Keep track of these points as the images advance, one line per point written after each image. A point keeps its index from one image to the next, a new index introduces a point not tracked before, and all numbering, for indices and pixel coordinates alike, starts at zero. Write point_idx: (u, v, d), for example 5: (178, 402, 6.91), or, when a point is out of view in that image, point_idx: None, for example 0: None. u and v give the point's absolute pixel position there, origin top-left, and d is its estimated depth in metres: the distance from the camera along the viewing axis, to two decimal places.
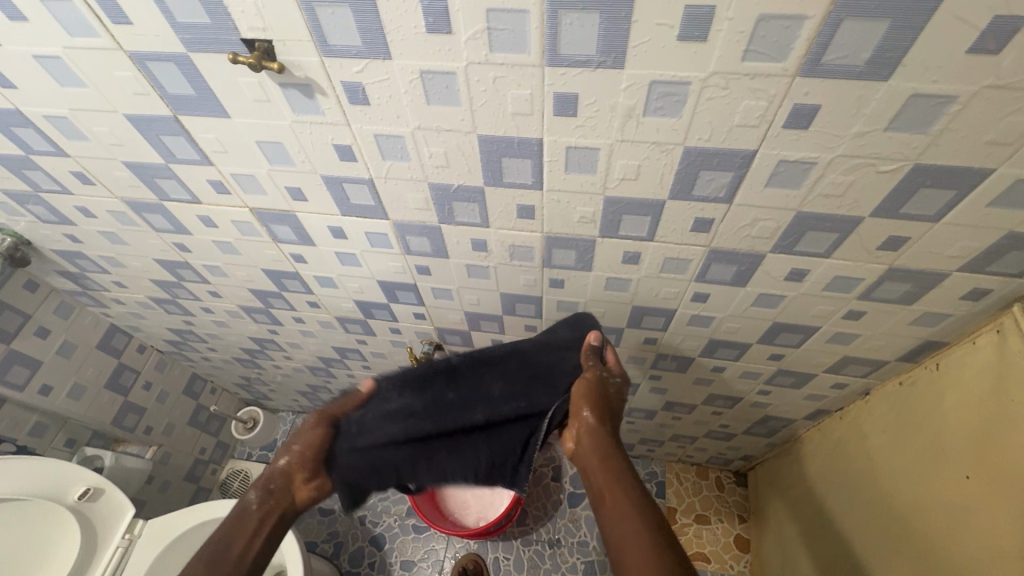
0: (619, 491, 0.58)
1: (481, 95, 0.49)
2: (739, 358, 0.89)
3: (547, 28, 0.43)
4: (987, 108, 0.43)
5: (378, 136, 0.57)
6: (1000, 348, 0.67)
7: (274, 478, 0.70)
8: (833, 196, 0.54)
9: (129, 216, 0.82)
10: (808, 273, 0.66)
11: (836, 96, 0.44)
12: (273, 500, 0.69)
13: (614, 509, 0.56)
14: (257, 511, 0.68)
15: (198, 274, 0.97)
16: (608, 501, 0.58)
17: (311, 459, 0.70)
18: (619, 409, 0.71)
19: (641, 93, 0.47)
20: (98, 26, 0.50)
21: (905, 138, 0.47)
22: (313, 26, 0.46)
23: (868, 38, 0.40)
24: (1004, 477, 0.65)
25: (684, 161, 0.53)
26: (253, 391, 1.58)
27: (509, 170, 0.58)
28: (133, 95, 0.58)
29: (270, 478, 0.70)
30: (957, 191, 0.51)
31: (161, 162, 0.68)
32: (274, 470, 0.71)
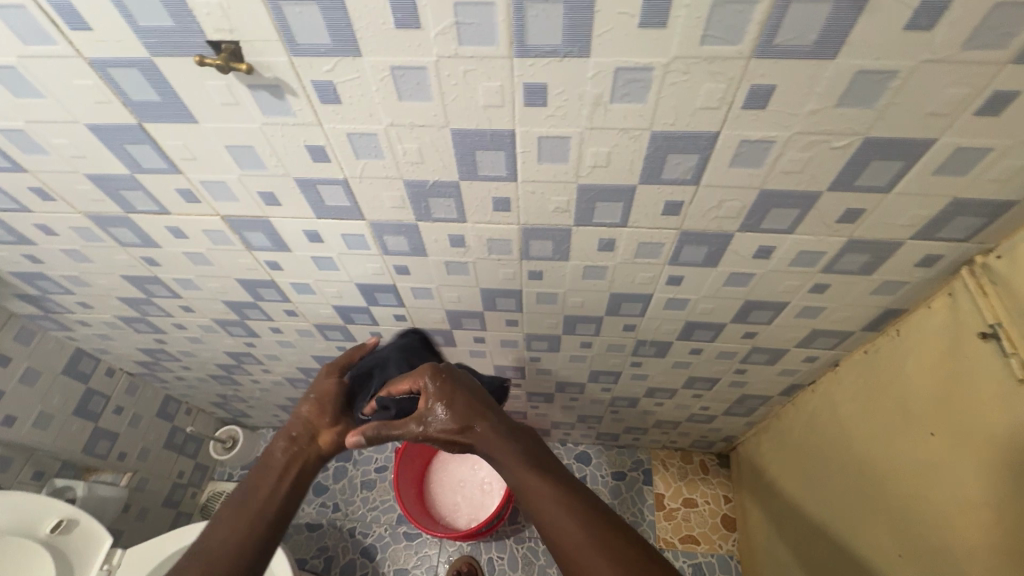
0: (546, 491, 0.57)
1: (452, 89, 0.50)
2: (715, 338, 0.92)
3: (513, 20, 0.44)
4: (925, 81, 0.46)
5: (351, 135, 0.57)
6: (953, 310, 0.71)
7: (296, 426, 0.72)
8: (792, 173, 0.57)
9: (93, 231, 0.80)
10: (774, 250, 0.69)
11: (790, 77, 0.47)
12: (297, 447, 0.71)
13: (556, 515, 0.55)
14: (278, 464, 0.68)
15: (169, 288, 0.94)
16: (539, 499, 0.57)
17: (328, 402, 0.76)
18: (461, 398, 0.69)
19: (608, 81, 0.48)
20: (55, 33, 0.49)
21: (854, 114, 0.50)
22: (281, 25, 0.46)
23: (814, 20, 0.42)
24: (967, 434, 0.68)
25: (651, 146, 0.55)
26: (231, 408, 1.54)
27: (483, 163, 0.59)
28: (96, 104, 0.56)
29: (292, 427, 0.72)
30: (905, 162, 0.54)
31: (126, 173, 0.66)
32: (295, 419, 0.73)
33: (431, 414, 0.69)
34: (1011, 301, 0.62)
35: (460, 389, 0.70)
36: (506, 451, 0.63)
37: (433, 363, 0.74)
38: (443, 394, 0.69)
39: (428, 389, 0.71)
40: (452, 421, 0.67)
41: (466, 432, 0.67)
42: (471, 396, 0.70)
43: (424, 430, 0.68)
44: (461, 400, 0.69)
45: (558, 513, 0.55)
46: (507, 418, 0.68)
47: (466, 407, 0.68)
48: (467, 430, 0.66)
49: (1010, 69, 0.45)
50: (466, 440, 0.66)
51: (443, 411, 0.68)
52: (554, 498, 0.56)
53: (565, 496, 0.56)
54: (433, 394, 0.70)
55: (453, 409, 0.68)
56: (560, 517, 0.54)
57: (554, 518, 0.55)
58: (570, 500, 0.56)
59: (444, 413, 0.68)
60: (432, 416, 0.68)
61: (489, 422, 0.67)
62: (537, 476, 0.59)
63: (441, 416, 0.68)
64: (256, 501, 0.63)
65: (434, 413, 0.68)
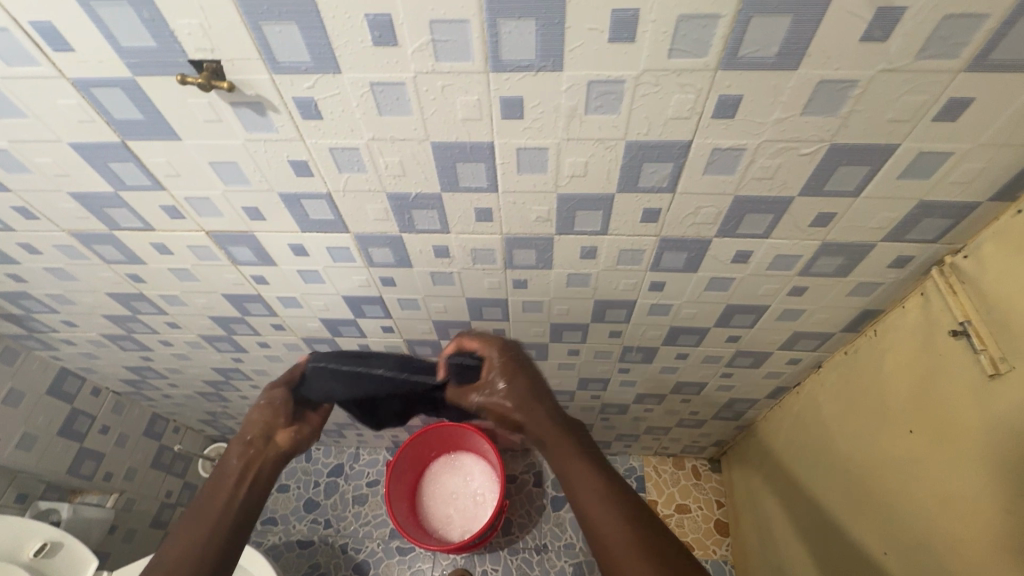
0: (590, 485, 0.57)
1: (431, 103, 0.52)
2: (700, 343, 0.94)
3: (487, 37, 0.45)
4: (884, 90, 0.48)
5: (333, 150, 0.58)
6: (926, 309, 0.73)
7: (250, 430, 0.72)
8: (765, 179, 0.58)
9: (77, 249, 0.80)
10: (752, 255, 0.71)
11: (756, 87, 0.49)
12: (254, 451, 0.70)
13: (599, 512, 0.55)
14: (233, 471, 0.67)
15: (154, 305, 0.94)
16: (582, 492, 0.57)
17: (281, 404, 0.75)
18: (525, 375, 0.71)
19: (582, 94, 0.50)
20: (38, 54, 0.50)
21: (819, 121, 0.52)
22: (261, 44, 0.47)
23: (774, 33, 0.44)
24: (945, 430, 0.69)
25: (627, 156, 0.56)
26: (220, 425, 1.53)
27: (464, 175, 0.60)
28: (79, 123, 0.57)
29: (246, 432, 0.71)
30: (870, 166, 0.56)
31: (110, 190, 0.67)
32: (249, 423, 0.72)
33: (492, 384, 0.72)
34: (979, 298, 0.64)
35: (523, 370, 0.72)
36: (557, 434, 0.63)
37: (497, 340, 0.76)
38: (510, 368, 0.72)
39: (493, 361, 0.73)
40: (509, 397, 0.69)
41: (521, 410, 0.67)
42: (532, 378, 0.71)
43: (486, 398, 0.71)
44: (522, 380, 0.70)
45: (600, 510, 0.55)
46: (562, 408, 0.67)
47: (524, 389, 0.69)
48: (521, 408, 0.67)
49: (963, 76, 0.47)
50: (518, 417, 0.67)
51: (503, 384, 0.70)
52: (597, 493, 0.56)
53: (606, 491, 0.56)
54: (496, 366, 0.73)
55: (516, 381, 0.70)
56: (600, 510, 0.55)
57: (599, 515, 0.55)
58: (613, 494, 0.56)
59: (503, 386, 0.70)
60: (493, 387, 0.71)
61: (545, 407, 0.66)
62: (583, 469, 0.59)
63: (501, 388, 0.70)
64: (215, 507, 0.63)
65: (495, 383, 0.71)
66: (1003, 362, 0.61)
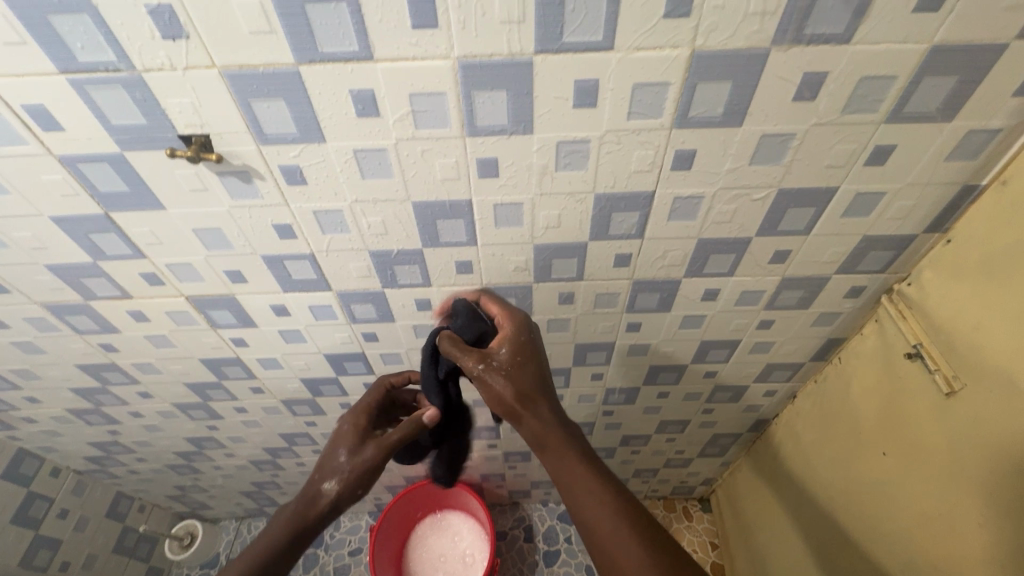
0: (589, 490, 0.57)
1: (411, 167, 0.55)
2: (679, 380, 0.96)
3: (463, 106, 0.50)
4: (819, 141, 0.54)
5: (317, 213, 0.60)
6: (882, 333, 0.78)
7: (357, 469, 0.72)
8: (724, 222, 0.63)
9: (48, 321, 0.78)
10: (720, 292, 0.75)
11: (707, 143, 0.54)
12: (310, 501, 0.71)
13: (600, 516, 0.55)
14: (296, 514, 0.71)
15: (126, 374, 0.91)
16: (584, 495, 0.57)
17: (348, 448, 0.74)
18: (534, 361, 0.64)
19: (551, 153, 0.54)
20: (27, 134, 0.52)
21: (766, 170, 0.57)
22: (250, 119, 0.50)
23: (718, 96, 0.50)
24: (914, 450, 0.72)
25: (597, 207, 0.61)
26: (190, 500, 1.44)
27: (444, 231, 0.63)
28: (63, 197, 0.58)
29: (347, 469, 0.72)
30: (817, 208, 0.62)
31: (89, 261, 0.67)
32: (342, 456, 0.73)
33: (497, 355, 0.63)
34: (928, 321, 0.69)
35: (534, 354, 0.65)
36: (558, 434, 0.60)
37: (517, 313, 0.68)
38: (520, 348, 0.64)
39: (507, 333, 0.65)
40: (512, 379, 0.62)
41: (523, 397, 0.61)
42: (538, 368, 0.64)
43: (481, 369, 0.62)
44: (529, 367, 0.63)
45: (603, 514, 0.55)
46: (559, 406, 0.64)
47: (532, 378, 0.63)
48: (521, 396, 0.61)
49: (883, 127, 0.53)
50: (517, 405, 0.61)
51: (509, 364, 0.63)
52: (600, 498, 0.56)
53: (608, 494, 0.56)
54: (507, 338, 0.65)
55: (522, 368, 0.63)
56: (605, 509, 0.55)
57: (602, 519, 0.55)
58: (614, 497, 0.56)
59: (511, 363, 0.63)
60: (498, 358, 0.63)
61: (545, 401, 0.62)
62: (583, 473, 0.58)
63: (507, 364, 0.63)
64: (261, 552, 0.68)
65: (501, 356, 0.63)
66: (956, 380, 0.65)
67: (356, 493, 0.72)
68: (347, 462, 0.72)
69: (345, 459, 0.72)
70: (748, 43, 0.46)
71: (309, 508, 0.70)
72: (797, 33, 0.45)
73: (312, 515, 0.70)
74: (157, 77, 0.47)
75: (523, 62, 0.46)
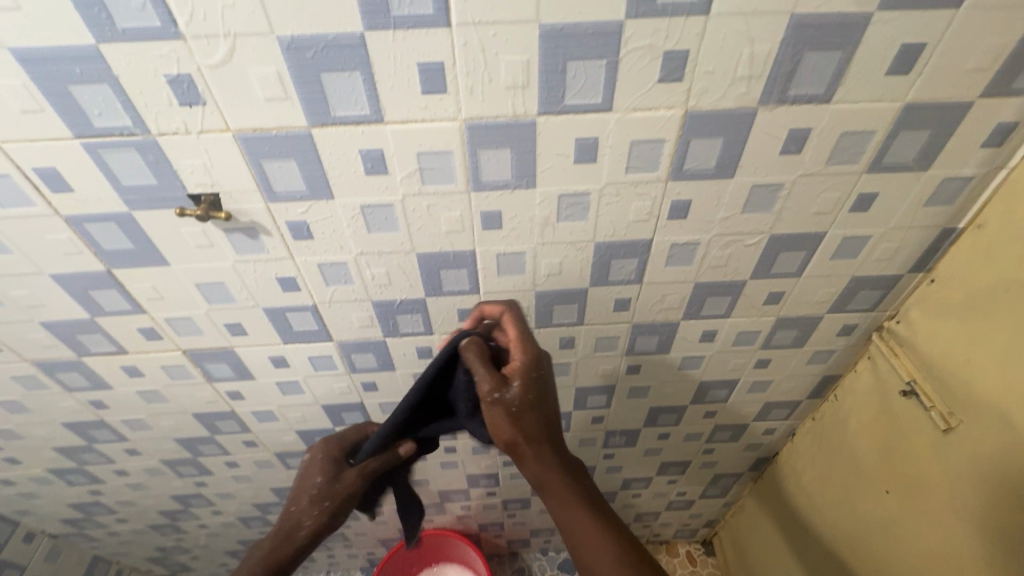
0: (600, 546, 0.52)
1: (417, 220, 0.57)
2: (679, 421, 0.96)
3: (469, 163, 0.51)
4: (806, 190, 0.57)
5: (322, 266, 0.61)
6: (875, 370, 0.79)
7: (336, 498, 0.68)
8: (719, 267, 0.65)
9: (37, 379, 0.76)
10: (717, 333, 0.76)
11: (701, 193, 0.56)
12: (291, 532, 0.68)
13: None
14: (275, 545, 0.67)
15: (114, 431, 0.88)
16: (592, 550, 0.52)
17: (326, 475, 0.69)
18: (547, 398, 0.57)
19: (553, 205, 0.56)
20: (35, 196, 0.52)
21: (757, 217, 0.60)
22: (260, 178, 0.51)
23: (711, 151, 0.52)
24: (917, 487, 0.72)
25: (596, 255, 0.62)
26: (171, 563, 1.37)
27: (447, 281, 0.64)
28: (65, 255, 0.58)
29: (326, 497, 0.68)
30: (807, 251, 0.64)
31: (86, 317, 0.66)
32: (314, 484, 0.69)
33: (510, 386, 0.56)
34: (921, 356, 0.70)
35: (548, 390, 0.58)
36: (561, 484, 0.55)
37: (532, 341, 0.60)
38: (535, 382, 0.57)
39: (518, 365, 0.57)
40: (518, 420, 0.55)
41: (531, 441, 0.55)
42: (551, 406, 0.58)
43: (492, 399, 0.55)
44: (542, 406, 0.57)
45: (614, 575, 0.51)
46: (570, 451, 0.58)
47: (540, 421, 0.56)
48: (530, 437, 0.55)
49: (865, 176, 0.56)
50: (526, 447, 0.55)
51: (521, 399, 0.56)
52: (610, 556, 0.52)
53: (620, 553, 0.52)
54: (517, 371, 0.57)
55: (535, 405, 0.56)
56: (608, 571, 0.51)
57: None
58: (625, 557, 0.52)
59: (520, 402, 0.55)
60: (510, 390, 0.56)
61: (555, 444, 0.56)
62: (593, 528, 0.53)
63: (517, 401, 0.55)
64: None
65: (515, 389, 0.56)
66: (953, 416, 0.66)
67: (336, 520, 0.69)
68: (326, 491, 0.68)
69: (323, 487, 0.68)
70: (737, 104, 0.49)
71: (286, 542, 0.67)
72: (782, 94, 0.48)
73: (290, 549, 0.67)
74: (171, 140, 0.48)
75: (527, 122, 0.49)
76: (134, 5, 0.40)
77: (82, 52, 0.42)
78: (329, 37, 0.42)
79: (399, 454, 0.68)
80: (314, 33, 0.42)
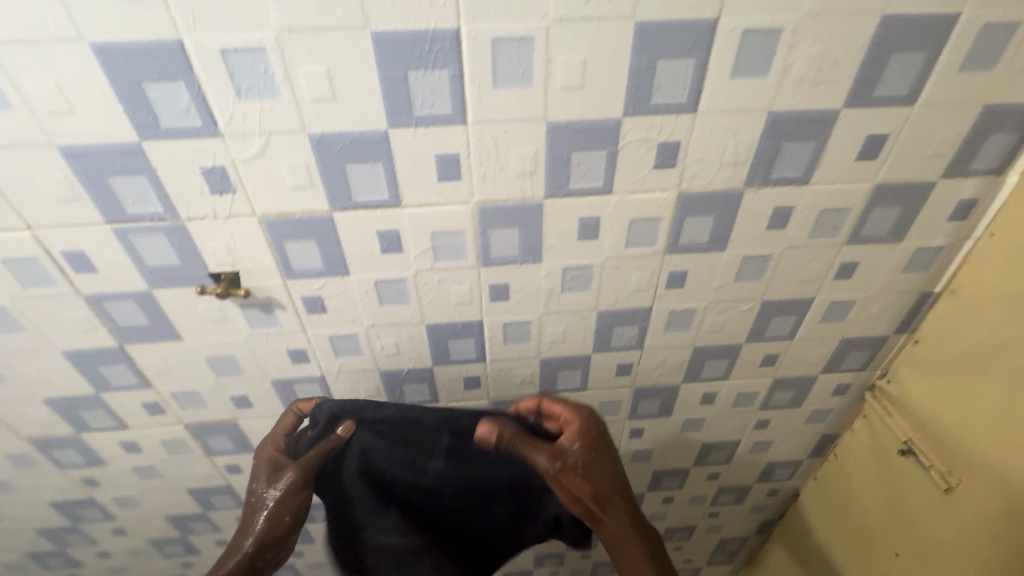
0: None
1: (428, 293, 0.59)
2: (683, 484, 0.95)
3: (479, 241, 0.55)
4: (792, 259, 0.61)
5: (333, 338, 0.62)
6: (871, 429, 0.80)
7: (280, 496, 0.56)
8: (716, 331, 0.68)
9: (30, 457, 0.74)
10: (717, 395, 0.78)
11: (696, 264, 0.60)
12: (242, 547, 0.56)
13: None
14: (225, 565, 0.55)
15: (103, 510, 0.85)
16: None
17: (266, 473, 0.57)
18: (606, 454, 0.59)
19: (557, 277, 0.59)
20: (59, 276, 0.54)
21: (748, 285, 0.63)
22: (280, 258, 0.54)
23: (703, 227, 0.57)
24: (925, 550, 0.72)
25: (599, 323, 0.65)
26: None
27: (455, 349, 0.66)
28: (80, 332, 0.59)
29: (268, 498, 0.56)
30: (797, 315, 0.68)
31: (91, 392, 0.66)
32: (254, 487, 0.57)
33: (570, 452, 0.58)
34: (914, 415, 0.72)
35: (605, 446, 0.60)
36: (636, 542, 0.59)
37: (580, 405, 0.62)
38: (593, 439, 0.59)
39: (574, 428, 0.59)
40: (590, 483, 0.57)
41: (598, 501, 0.58)
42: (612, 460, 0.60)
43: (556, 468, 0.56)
44: (603, 463, 0.59)
45: None
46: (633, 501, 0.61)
47: (608, 478, 0.58)
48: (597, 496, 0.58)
49: (846, 247, 0.61)
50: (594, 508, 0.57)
51: (583, 462, 0.58)
52: None
53: None
54: (576, 434, 0.59)
55: (597, 465, 0.58)
56: None
57: None
58: None
59: (584, 466, 0.58)
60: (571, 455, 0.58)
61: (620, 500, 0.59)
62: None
63: (580, 463, 0.58)
64: None
65: (575, 453, 0.58)
66: (951, 476, 0.67)
67: (283, 521, 0.56)
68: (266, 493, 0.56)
69: (260, 491, 0.56)
70: (726, 186, 0.53)
71: (229, 560, 0.55)
72: (765, 177, 0.53)
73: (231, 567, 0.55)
74: (198, 224, 0.51)
75: (534, 204, 0.52)
76: (179, 108, 0.43)
77: (125, 148, 0.45)
78: (356, 133, 0.46)
79: (337, 436, 0.59)
80: (341, 130, 0.46)
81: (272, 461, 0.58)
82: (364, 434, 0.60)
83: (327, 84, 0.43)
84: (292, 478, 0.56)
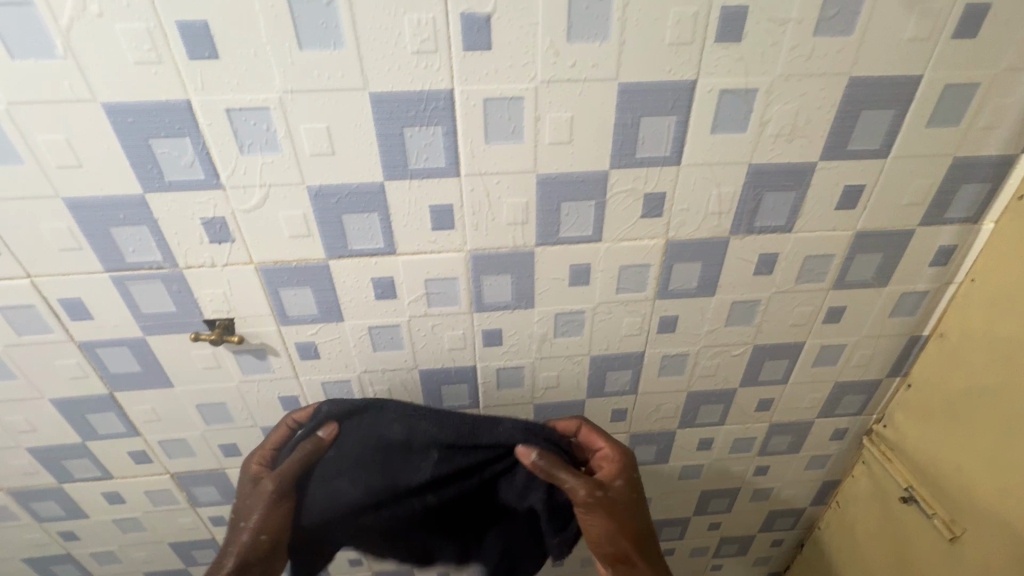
0: None
1: (422, 339, 0.59)
2: (683, 534, 0.92)
3: (472, 287, 0.56)
4: (781, 304, 0.62)
5: (325, 384, 0.62)
6: (871, 475, 0.79)
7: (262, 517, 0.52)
8: (709, 375, 0.68)
9: (8, 509, 0.72)
10: (713, 440, 0.77)
11: (686, 310, 0.61)
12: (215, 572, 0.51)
13: None
14: None
15: (79, 566, 0.81)
16: None
17: (246, 490, 0.54)
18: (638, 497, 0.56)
19: (550, 323, 0.60)
20: (54, 323, 0.54)
21: (739, 329, 0.64)
22: (275, 304, 0.55)
23: (692, 274, 0.58)
24: None
25: (592, 368, 0.65)
26: None
27: (448, 395, 0.65)
28: (71, 379, 0.59)
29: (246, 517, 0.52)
30: (789, 359, 0.68)
31: (77, 441, 0.65)
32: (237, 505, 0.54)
33: (610, 487, 0.54)
34: (914, 461, 0.71)
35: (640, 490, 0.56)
36: None
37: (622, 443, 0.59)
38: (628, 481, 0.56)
39: (614, 463, 0.57)
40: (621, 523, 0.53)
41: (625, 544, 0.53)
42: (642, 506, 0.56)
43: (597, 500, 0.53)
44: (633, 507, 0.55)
45: None
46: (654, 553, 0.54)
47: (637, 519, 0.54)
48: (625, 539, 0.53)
49: (832, 292, 0.62)
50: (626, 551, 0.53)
51: (619, 494, 0.54)
52: None
53: None
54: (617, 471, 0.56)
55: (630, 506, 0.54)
56: None
57: None
58: None
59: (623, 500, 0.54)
60: (610, 488, 0.54)
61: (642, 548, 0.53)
62: None
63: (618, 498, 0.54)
64: None
65: (614, 487, 0.54)
66: (955, 524, 0.65)
67: (258, 540, 0.52)
68: (242, 508, 0.53)
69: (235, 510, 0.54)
70: (712, 234, 0.55)
71: None
72: (749, 226, 0.55)
73: None
74: (196, 272, 0.52)
75: (526, 252, 0.54)
76: (183, 162, 0.45)
77: (129, 199, 0.47)
78: (353, 185, 0.47)
79: (320, 437, 0.56)
80: (339, 183, 0.47)
81: (256, 475, 0.55)
82: (346, 436, 0.57)
83: (326, 139, 0.45)
84: (270, 487, 0.53)
